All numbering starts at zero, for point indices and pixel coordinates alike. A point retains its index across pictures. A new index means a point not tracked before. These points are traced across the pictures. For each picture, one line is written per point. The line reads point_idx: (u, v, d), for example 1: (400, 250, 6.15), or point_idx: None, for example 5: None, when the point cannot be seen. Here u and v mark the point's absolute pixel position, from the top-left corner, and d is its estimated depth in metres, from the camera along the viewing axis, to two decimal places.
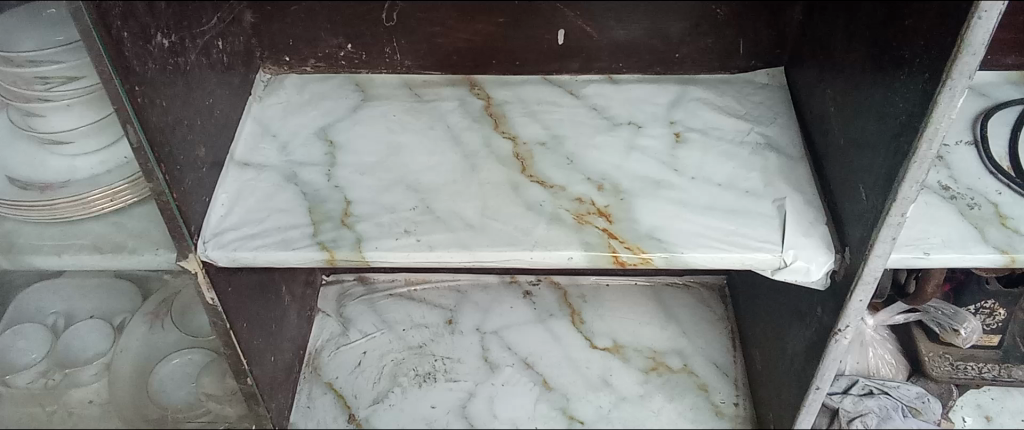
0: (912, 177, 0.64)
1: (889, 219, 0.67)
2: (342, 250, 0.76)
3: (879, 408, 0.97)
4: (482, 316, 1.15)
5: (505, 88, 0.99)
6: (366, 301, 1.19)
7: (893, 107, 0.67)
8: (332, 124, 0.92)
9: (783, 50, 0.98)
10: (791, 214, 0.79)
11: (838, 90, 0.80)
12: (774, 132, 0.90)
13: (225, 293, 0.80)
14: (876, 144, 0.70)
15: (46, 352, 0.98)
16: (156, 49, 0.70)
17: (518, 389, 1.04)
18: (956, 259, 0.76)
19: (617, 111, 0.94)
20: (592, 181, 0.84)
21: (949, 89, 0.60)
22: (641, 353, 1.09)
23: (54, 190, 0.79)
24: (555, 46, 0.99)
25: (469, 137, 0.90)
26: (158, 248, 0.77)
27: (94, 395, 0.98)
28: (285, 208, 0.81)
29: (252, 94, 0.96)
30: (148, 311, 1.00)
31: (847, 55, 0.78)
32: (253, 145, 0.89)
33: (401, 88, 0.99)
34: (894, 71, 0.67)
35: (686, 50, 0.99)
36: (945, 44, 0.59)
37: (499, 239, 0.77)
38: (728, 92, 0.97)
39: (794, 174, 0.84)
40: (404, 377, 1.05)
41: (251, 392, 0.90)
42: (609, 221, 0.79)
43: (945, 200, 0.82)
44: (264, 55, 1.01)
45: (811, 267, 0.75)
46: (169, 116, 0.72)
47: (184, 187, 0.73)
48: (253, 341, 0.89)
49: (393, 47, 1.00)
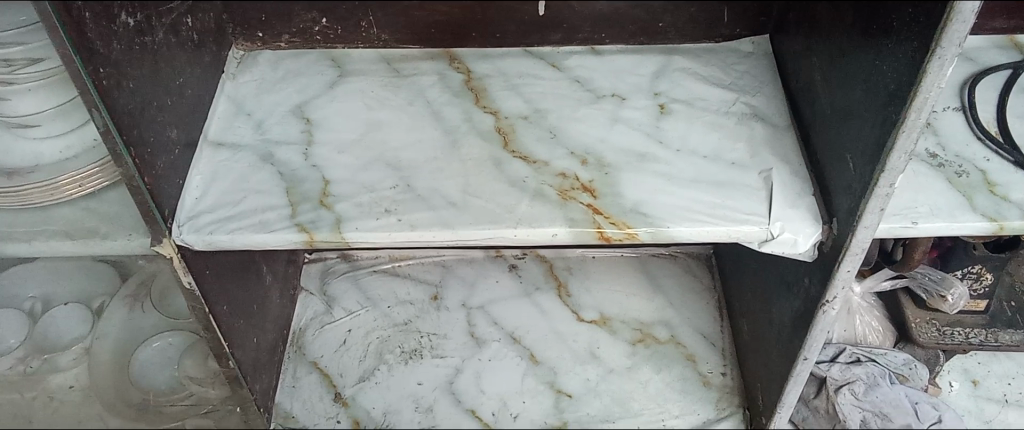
0: (900, 147, 0.63)
1: (878, 190, 0.66)
2: (321, 231, 0.74)
3: (867, 376, 0.96)
4: (468, 291, 1.14)
5: (485, 61, 0.96)
6: (350, 278, 1.17)
7: (881, 75, 0.66)
8: (309, 101, 0.90)
9: (767, 17, 0.97)
10: (778, 186, 0.77)
11: (824, 57, 0.78)
12: (760, 101, 0.88)
13: (203, 277, 0.78)
14: (863, 114, 0.69)
15: (24, 336, 0.94)
16: (120, 28, 0.68)
17: (505, 364, 1.03)
18: (944, 228, 0.75)
19: (600, 83, 0.92)
20: (576, 155, 0.82)
21: (939, 57, 0.58)
22: (628, 325, 1.08)
23: (21, 175, 0.76)
24: (535, 17, 0.97)
25: (450, 113, 0.88)
26: (131, 233, 0.75)
27: (75, 380, 0.97)
28: (262, 189, 0.79)
29: (225, 71, 0.94)
30: (126, 294, 0.98)
31: (834, 22, 0.76)
32: (227, 124, 0.86)
33: (379, 62, 0.96)
34: (882, 38, 0.66)
35: (669, 18, 0.97)
36: (934, 11, 0.58)
37: (482, 216, 0.76)
38: (712, 61, 0.95)
39: (780, 145, 0.82)
40: (390, 355, 1.04)
41: (234, 374, 0.89)
42: (593, 196, 0.77)
43: (933, 168, 0.81)
44: (236, 31, 0.98)
45: (798, 239, 0.73)
46: (137, 98, 0.69)
47: (156, 171, 0.71)
48: (234, 323, 0.87)
49: (370, 20, 0.97)
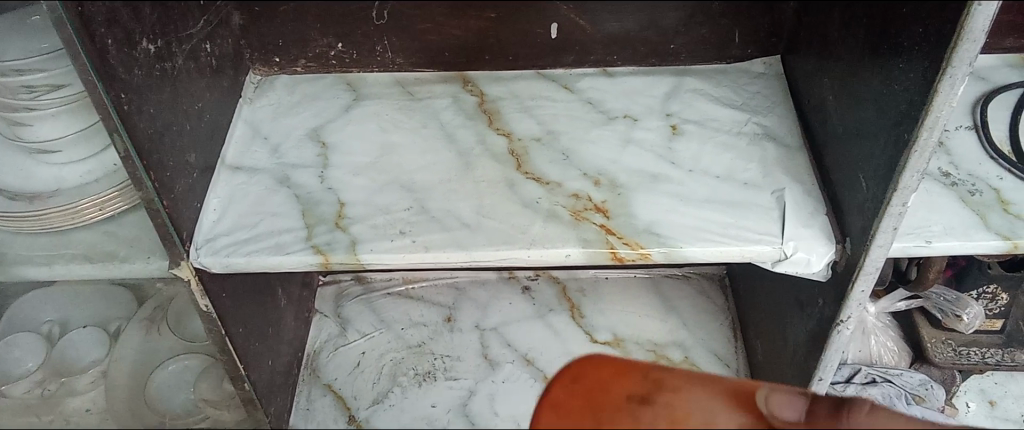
0: (913, 166, 0.63)
1: (891, 209, 0.66)
2: (336, 253, 0.75)
3: (883, 396, 0.96)
4: (481, 313, 1.14)
5: (498, 84, 0.97)
6: (364, 300, 1.18)
7: (893, 95, 0.66)
8: (324, 125, 0.91)
9: (779, 39, 0.97)
10: (791, 205, 0.77)
11: (836, 78, 0.79)
12: (772, 122, 0.89)
13: (220, 300, 0.79)
14: (875, 134, 0.69)
15: (43, 358, 0.95)
16: (142, 55, 0.69)
17: (519, 386, 1.03)
18: (959, 247, 0.75)
19: (612, 105, 0.93)
20: (589, 176, 0.83)
21: (950, 76, 0.59)
22: (642, 347, 1.08)
23: (43, 200, 0.77)
24: (547, 40, 0.98)
25: (464, 135, 0.89)
26: (150, 256, 0.76)
27: (91, 403, 0.97)
28: (278, 211, 0.80)
29: (242, 96, 0.95)
30: (144, 317, 0.98)
31: (845, 43, 0.77)
32: (244, 148, 0.88)
33: (393, 86, 0.97)
34: (893, 59, 0.66)
35: (680, 40, 0.98)
36: (944, 31, 0.58)
37: (496, 238, 0.76)
38: (723, 82, 0.96)
39: (793, 164, 0.83)
40: (404, 377, 1.05)
41: (249, 397, 0.89)
42: (606, 217, 0.78)
43: (946, 187, 0.81)
44: (253, 56, 1.00)
45: (812, 258, 0.74)
46: (157, 122, 0.70)
47: (175, 194, 0.72)
48: (250, 345, 0.88)
49: (384, 45, 0.99)
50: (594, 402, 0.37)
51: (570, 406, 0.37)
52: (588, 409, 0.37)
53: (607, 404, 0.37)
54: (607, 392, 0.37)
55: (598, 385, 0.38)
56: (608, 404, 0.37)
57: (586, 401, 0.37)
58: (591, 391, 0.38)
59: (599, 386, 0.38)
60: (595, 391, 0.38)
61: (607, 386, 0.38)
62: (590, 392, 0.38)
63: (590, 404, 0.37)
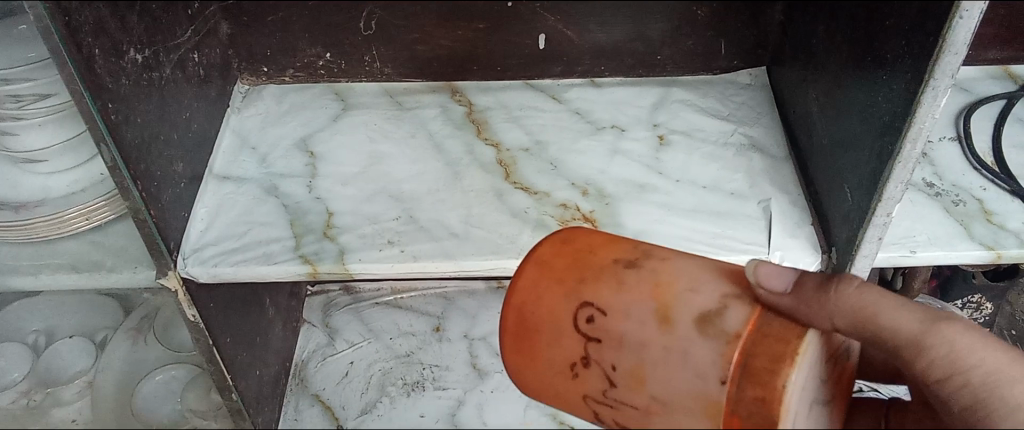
0: (897, 177, 0.64)
1: (875, 219, 0.67)
2: (324, 263, 0.75)
3: None
4: (470, 322, 1.14)
5: (486, 94, 0.98)
6: (352, 310, 1.17)
7: (876, 106, 0.67)
8: (313, 135, 0.91)
9: (764, 50, 0.98)
10: (777, 215, 0.78)
11: (821, 89, 0.79)
12: (758, 132, 0.89)
13: (207, 309, 0.79)
14: (860, 144, 0.70)
15: (28, 369, 0.94)
16: (129, 65, 0.69)
17: (507, 396, 1.03)
18: (943, 257, 0.76)
19: (600, 115, 0.93)
20: (577, 186, 0.83)
21: (932, 88, 0.59)
22: None
23: (29, 209, 0.77)
24: (535, 51, 0.98)
25: (452, 145, 0.89)
26: (137, 266, 0.76)
27: (77, 414, 0.93)
28: (266, 221, 0.80)
29: (230, 106, 0.95)
30: (130, 328, 0.99)
31: (829, 54, 0.77)
32: (231, 158, 0.88)
33: (381, 96, 0.98)
34: (876, 70, 0.67)
35: (667, 51, 0.98)
36: (926, 43, 0.59)
37: (485, 247, 0.76)
38: (710, 93, 0.96)
39: (779, 175, 0.83)
40: (392, 387, 1.04)
41: (236, 407, 0.89)
42: (594, 227, 0.78)
43: (930, 197, 0.82)
44: (241, 66, 1.00)
45: (798, 268, 0.74)
46: (144, 132, 0.70)
47: (163, 204, 0.72)
48: (237, 355, 0.88)
49: (373, 55, 0.99)
50: (578, 257, 0.46)
51: (558, 260, 0.47)
52: (572, 265, 0.46)
53: (588, 257, 0.46)
54: (590, 253, 0.46)
55: (584, 248, 0.47)
56: (589, 260, 0.46)
57: (572, 258, 0.46)
58: (576, 253, 0.47)
59: (583, 249, 0.47)
60: (580, 252, 0.46)
61: (589, 245, 0.47)
62: (576, 254, 0.47)
63: (575, 262, 0.46)
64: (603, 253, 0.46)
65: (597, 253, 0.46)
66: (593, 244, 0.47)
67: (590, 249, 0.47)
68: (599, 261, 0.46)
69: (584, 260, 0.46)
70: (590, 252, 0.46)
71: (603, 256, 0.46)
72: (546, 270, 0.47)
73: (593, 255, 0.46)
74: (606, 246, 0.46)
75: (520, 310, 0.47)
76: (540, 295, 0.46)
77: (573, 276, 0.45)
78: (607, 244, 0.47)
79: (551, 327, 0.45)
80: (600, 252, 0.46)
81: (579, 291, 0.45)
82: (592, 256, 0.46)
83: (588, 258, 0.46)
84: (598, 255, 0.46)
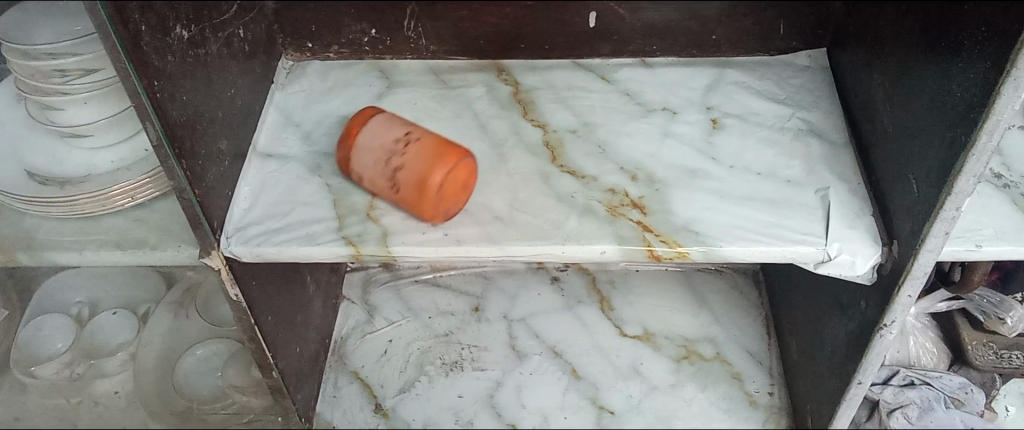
0: (969, 170, 0.61)
1: (943, 213, 0.64)
2: (368, 245, 0.74)
3: (921, 399, 0.93)
4: (510, 303, 1.13)
5: (533, 73, 0.95)
6: (392, 287, 1.16)
7: (949, 94, 0.64)
8: (356, 113, 0.90)
9: (824, 31, 0.94)
10: (836, 205, 0.75)
11: (886, 73, 0.76)
12: (816, 117, 0.86)
13: (250, 288, 0.78)
14: (928, 134, 0.67)
15: (71, 340, 0.94)
16: (176, 41, 0.68)
17: (547, 378, 1.02)
18: (1010, 252, 0.72)
19: (650, 97, 0.91)
20: (626, 171, 0.81)
21: (1015, 78, 0.56)
22: (672, 341, 1.06)
23: (73, 185, 0.77)
24: (585, 29, 0.95)
25: (498, 126, 0.87)
26: (181, 243, 0.75)
27: (120, 386, 0.97)
28: (310, 201, 0.79)
29: (274, 82, 0.94)
30: (171, 301, 0.98)
31: (898, 37, 0.74)
32: (276, 135, 0.86)
33: (425, 74, 0.96)
34: (951, 57, 0.64)
35: (722, 31, 0.95)
36: (1012, 31, 0.56)
37: (530, 232, 0.75)
38: (766, 75, 0.93)
39: (838, 162, 0.80)
40: (431, 366, 1.04)
41: (277, 385, 0.89)
42: (643, 214, 0.76)
43: (998, 189, 0.78)
44: (286, 41, 0.98)
45: (857, 260, 0.71)
46: (190, 110, 0.69)
47: (207, 183, 0.71)
48: (279, 333, 0.88)
49: (418, 32, 0.97)
50: (447, 149, 0.74)
51: (434, 140, 0.75)
52: (427, 162, 0.73)
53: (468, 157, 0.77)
54: None
55: (456, 184, 0.74)
56: (452, 154, 0.73)
57: (434, 158, 0.73)
58: (419, 151, 0.74)
59: (457, 180, 0.74)
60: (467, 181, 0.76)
61: (450, 212, 0.75)
62: (467, 181, 0.76)
63: None
64: (455, 195, 0.75)
65: (451, 154, 0.73)
66: (425, 138, 0.75)
67: (418, 142, 0.74)
68: (429, 189, 0.72)
69: (422, 174, 0.72)
70: (444, 150, 0.73)
71: (460, 158, 0.74)
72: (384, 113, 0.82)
73: (449, 162, 0.73)
74: (454, 151, 0.74)
75: (351, 126, 0.79)
76: (378, 122, 0.78)
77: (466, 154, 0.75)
78: (438, 157, 0.73)
79: (370, 131, 0.78)
80: (441, 196, 0.73)
81: (413, 130, 0.76)
82: (451, 148, 0.74)
83: (428, 181, 0.72)
84: (445, 172, 0.72)
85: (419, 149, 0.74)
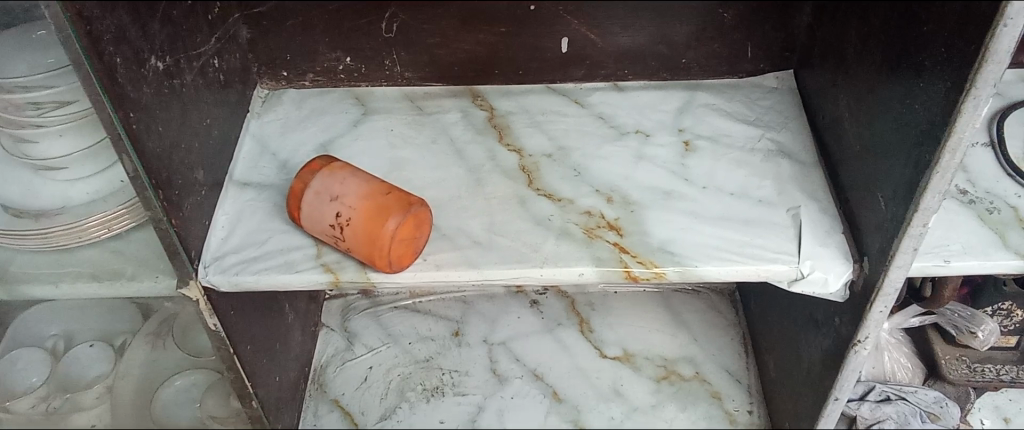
0: (935, 187, 0.62)
1: (911, 230, 0.65)
2: (347, 271, 0.74)
3: (897, 414, 0.95)
4: (489, 327, 1.13)
5: (508, 98, 0.97)
6: (371, 314, 1.16)
7: (912, 114, 0.65)
8: (332, 140, 0.90)
9: (792, 53, 0.96)
10: (808, 224, 0.76)
11: (852, 93, 0.78)
12: (786, 137, 0.88)
13: (228, 317, 0.78)
14: (894, 152, 0.68)
15: (47, 374, 0.93)
16: (150, 73, 0.68)
17: (528, 402, 1.02)
18: (978, 266, 0.74)
19: (624, 120, 0.92)
20: (601, 193, 0.82)
21: (974, 98, 0.58)
22: (652, 362, 1.07)
23: (49, 218, 0.76)
24: (558, 54, 0.97)
25: (475, 151, 0.88)
26: (158, 274, 0.75)
27: (97, 419, 0.94)
28: (287, 229, 0.79)
29: (250, 111, 0.95)
30: (148, 332, 0.96)
31: (862, 59, 0.76)
32: (252, 164, 0.87)
33: (401, 101, 0.97)
34: (913, 77, 0.65)
35: (692, 54, 0.97)
36: (969, 52, 0.58)
37: (508, 256, 0.75)
38: (736, 97, 0.95)
39: (808, 182, 0.82)
40: (412, 392, 1.03)
41: (257, 414, 0.89)
42: (620, 235, 0.77)
43: (964, 205, 0.80)
44: (261, 70, 0.99)
45: (829, 278, 0.72)
46: (166, 140, 0.69)
47: (183, 213, 0.71)
48: (258, 363, 0.87)
49: (393, 59, 0.98)
50: (383, 210, 0.71)
51: (365, 204, 0.71)
52: (368, 247, 0.71)
53: (401, 202, 0.72)
54: None
55: (407, 235, 0.72)
56: (390, 214, 0.70)
57: (371, 243, 0.70)
58: (356, 239, 0.71)
59: (404, 238, 0.72)
60: (415, 221, 0.73)
61: (420, 243, 0.74)
62: (412, 225, 0.72)
63: None
64: (410, 243, 0.72)
65: (382, 227, 0.70)
66: (354, 221, 0.71)
67: (351, 227, 0.71)
68: (384, 266, 0.71)
69: (371, 255, 0.71)
70: (374, 230, 0.70)
71: (391, 220, 0.70)
72: (315, 168, 0.76)
73: (384, 238, 0.70)
74: (381, 221, 0.70)
75: (294, 209, 0.77)
76: (310, 200, 0.75)
77: (398, 209, 0.71)
78: (376, 221, 0.70)
79: (307, 214, 0.75)
80: (396, 261, 0.72)
81: (343, 196, 0.73)
82: (380, 221, 0.70)
83: (379, 261, 0.71)
84: (388, 244, 0.70)
85: (356, 219, 0.71)
